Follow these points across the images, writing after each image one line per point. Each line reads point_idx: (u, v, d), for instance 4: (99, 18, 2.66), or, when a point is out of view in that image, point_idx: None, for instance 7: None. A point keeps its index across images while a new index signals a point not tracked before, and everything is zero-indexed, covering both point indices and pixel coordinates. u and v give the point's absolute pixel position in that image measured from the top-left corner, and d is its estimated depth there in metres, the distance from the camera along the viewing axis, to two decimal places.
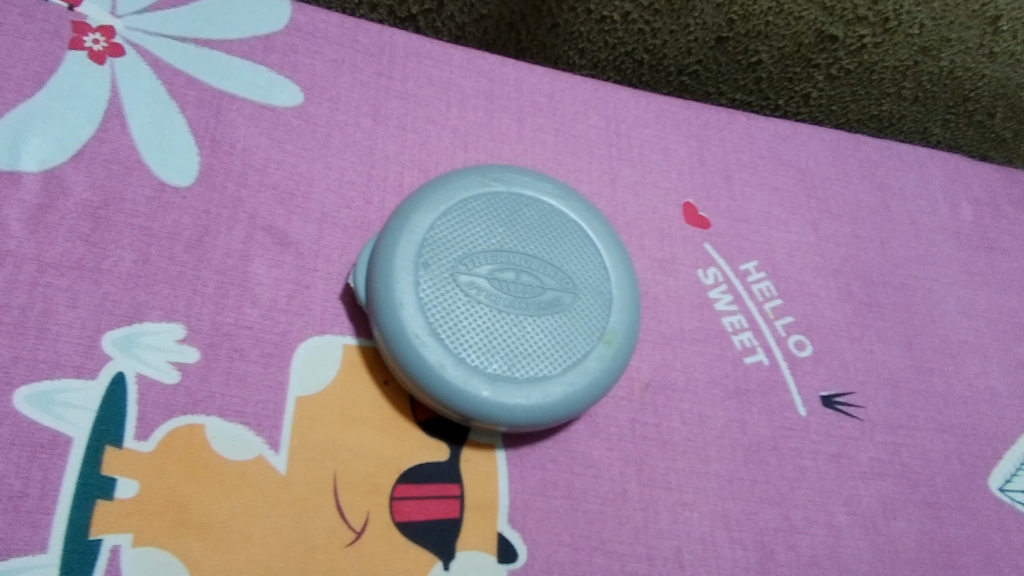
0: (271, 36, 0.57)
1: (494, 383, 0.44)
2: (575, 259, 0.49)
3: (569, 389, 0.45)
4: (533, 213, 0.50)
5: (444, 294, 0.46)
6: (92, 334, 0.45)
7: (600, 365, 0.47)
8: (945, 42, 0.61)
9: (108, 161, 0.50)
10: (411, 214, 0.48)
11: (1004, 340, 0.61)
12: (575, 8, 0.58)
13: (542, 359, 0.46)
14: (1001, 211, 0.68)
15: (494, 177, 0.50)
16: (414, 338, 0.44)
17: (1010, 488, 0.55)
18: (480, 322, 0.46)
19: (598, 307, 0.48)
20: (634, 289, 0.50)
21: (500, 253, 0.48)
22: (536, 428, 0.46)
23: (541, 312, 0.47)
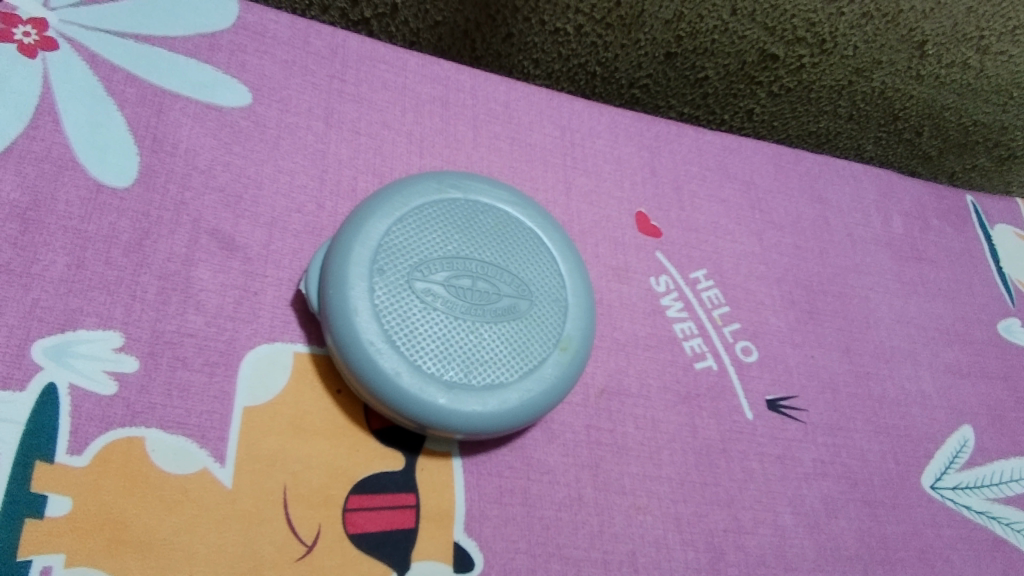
0: (217, 34, 0.56)
1: (450, 391, 0.44)
2: (531, 266, 0.49)
3: (525, 396, 0.46)
4: (489, 220, 0.50)
5: (399, 301, 0.45)
6: (19, 342, 0.42)
7: (556, 373, 0.47)
8: (876, 64, 0.65)
9: (39, 159, 0.47)
10: (365, 219, 0.47)
11: (933, 346, 0.65)
12: (529, 19, 0.59)
13: (498, 366, 0.46)
14: (929, 223, 0.72)
15: (450, 183, 0.50)
16: (370, 346, 0.44)
17: (940, 485, 0.58)
18: (436, 329, 0.45)
19: (555, 314, 0.48)
20: (590, 297, 0.50)
21: (456, 260, 0.48)
22: (493, 436, 0.46)
23: (497, 319, 0.47)
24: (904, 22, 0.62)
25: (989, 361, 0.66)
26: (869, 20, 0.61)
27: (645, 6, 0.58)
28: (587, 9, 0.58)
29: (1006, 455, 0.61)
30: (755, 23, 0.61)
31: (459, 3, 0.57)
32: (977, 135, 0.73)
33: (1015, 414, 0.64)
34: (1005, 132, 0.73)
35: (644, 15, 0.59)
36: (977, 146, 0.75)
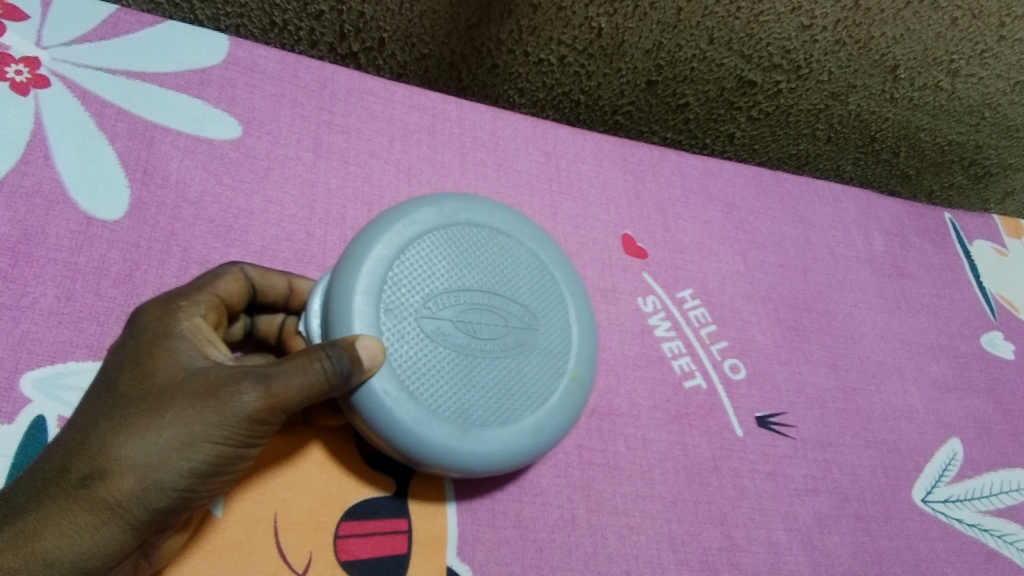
0: (207, 69, 0.57)
1: (467, 433, 0.44)
2: (535, 292, 0.50)
3: (540, 428, 0.46)
4: (491, 247, 0.49)
5: (409, 342, 0.45)
6: (8, 374, 0.43)
7: (566, 403, 0.48)
8: (851, 88, 0.67)
9: (30, 194, 0.49)
10: (368, 255, 0.46)
11: (919, 360, 0.66)
12: (513, 51, 0.60)
13: (511, 403, 0.46)
14: (909, 241, 0.74)
15: (446, 208, 0.49)
16: (382, 393, 0.43)
17: (932, 498, 0.59)
18: (448, 369, 0.45)
19: (562, 341, 0.49)
20: (591, 320, 0.52)
21: (462, 293, 0.47)
22: (509, 470, 0.46)
23: (507, 354, 0.47)
24: (876, 48, 0.63)
25: (973, 374, 0.67)
26: (842, 48, 0.63)
27: (625, 37, 0.60)
28: (569, 40, 0.60)
29: (994, 467, 0.62)
30: (732, 52, 0.62)
31: (445, 36, 0.59)
32: (952, 154, 0.76)
33: (1002, 426, 0.65)
34: (979, 151, 0.76)
35: (624, 45, 0.61)
36: (953, 164, 0.77)
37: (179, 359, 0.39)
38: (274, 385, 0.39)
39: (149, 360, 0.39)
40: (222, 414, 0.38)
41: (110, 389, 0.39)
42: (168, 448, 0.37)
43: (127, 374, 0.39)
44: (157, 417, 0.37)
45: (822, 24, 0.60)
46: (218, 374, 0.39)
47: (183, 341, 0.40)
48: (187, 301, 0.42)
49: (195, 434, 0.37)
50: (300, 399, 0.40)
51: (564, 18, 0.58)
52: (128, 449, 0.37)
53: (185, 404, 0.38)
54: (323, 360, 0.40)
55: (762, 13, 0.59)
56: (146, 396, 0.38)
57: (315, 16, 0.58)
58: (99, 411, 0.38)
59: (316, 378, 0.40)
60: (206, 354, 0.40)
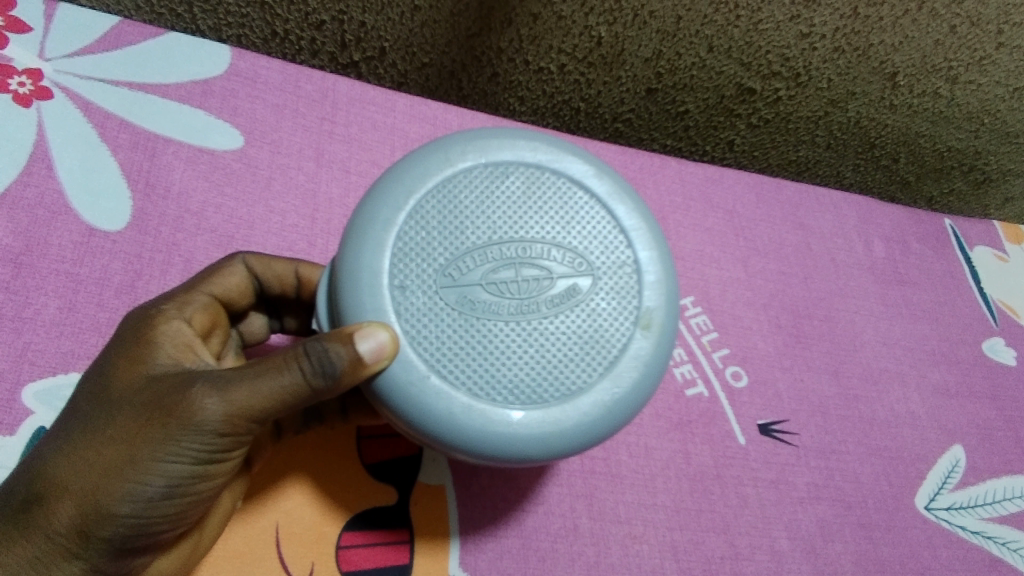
0: (209, 80, 0.57)
1: (521, 415, 0.38)
2: (583, 230, 0.41)
3: (611, 395, 0.39)
4: (517, 184, 0.41)
5: (435, 320, 0.38)
6: (11, 385, 0.44)
7: (643, 356, 0.40)
8: (850, 95, 0.67)
9: (32, 206, 0.49)
10: (372, 228, 0.40)
11: (921, 367, 0.66)
12: (514, 60, 0.61)
13: (571, 370, 0.39)
14: (909, 247, 0.74)
15: (458, 149, 0.42)
16: (406, 385, 0.38)
17: (935, 506, 0.58)
18: (487, 342, 0.38)
19: (626, 283, 0.41)
20: (663, 247, 0.43)
21: (492, 247, 0.40)
22: (582, 451, 0.40)
23: (557, 311, 0.39)
24: (875, 55, 0.63)
25: (975, 380, 0.67)
26: (841, 55, 0.63)
27: (625, 46, 0.60)
28: (569, 49, 0.60)
29: (997, 474, 0.62)
30: (731, 59, 0.62)
31: (445, 46, 0.59)
32: (952, 160, 0.76)
33: (1005, 433, 0.64)
34: (979, 157, 0.76)
35: (624, 54, 0.61)
36: (953, 170, 0.77)
37: (136, 369, 0.38)
38: (232, 395, 0.36)
39: (109, 372, 0.38)
40: (174, 427, 0.36)
41: (71, 405, 0.39)
42: (119, 461, 0.36)
43: (87, 388, 0.39)
44: (114, 428, 0.36)
45: (820, 32, 0.60)
46: (180, 383, 0.37)
47: (162, 347, 0.39)
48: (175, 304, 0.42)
49: (144, 449, 0.36)
50: (264, 411, 0.37)
51: (564, 27, 0.58)
52: (83, 462, 0.36)
53: (129, 420, 0.36)
54: (300, 365, 0.37)
55: (761, 22, 0.59)
56: (99, 411, 0.37)
57: (316, 26, 0.57)
58: (68, 418, 0.38)
59: (285, 387, 0.37)
60: (181, 363, 0.39)
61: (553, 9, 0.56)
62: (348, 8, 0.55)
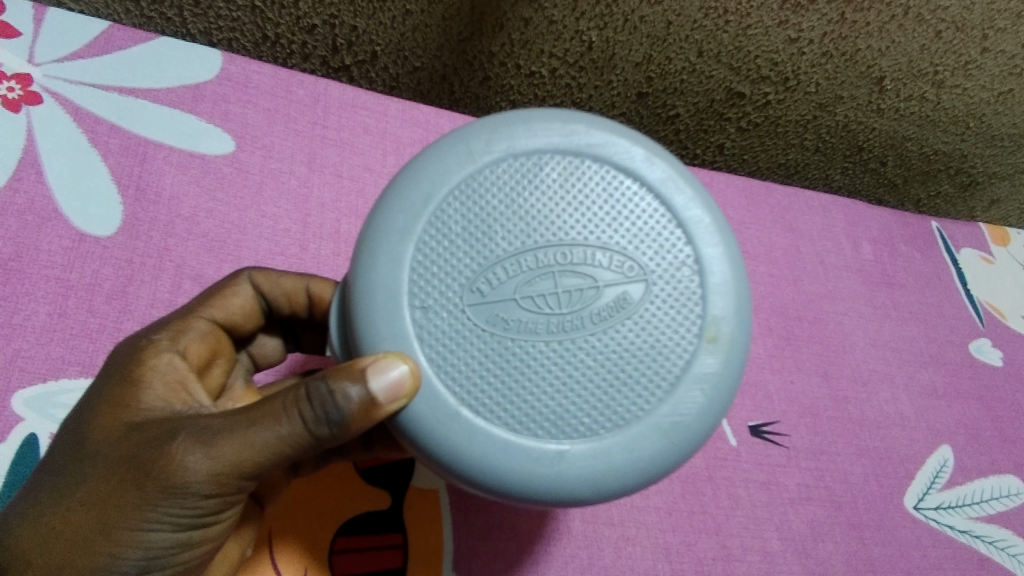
0: (200, 85, 0.57)
1: (568, 449, 0.36)
2: (634, 228, 0.38)
3: (672, 424, 0.36)
4: (552, 175, 0.38)
5: (463, 344, 0.37)
6: (1, 393, 0.44)
7: (708, 374, 0.37)
8: (838, 99, 0.68)
9: (22, 211, 0.49)
10: (388, 240, 0.37)
11: (909, 368, 0.66)
12: (505, 64, 0.61)
13: (622, 394, 0.36)
14: (897, 249, 0.75)
15: (483, 140, 0.38)
16: (434, 424, 0.36)
17: (924, 506, 0.59)
18: (521, 364, 0.36)
19: (687, 289, 0.38)
20: (729, 242, 0.39)
21: (526, 255, 0.37)
22: (639, 489, 0.37)
23: (603, 325, 0.37)
24: (862, 60, 0.63)
25: (963, 381, 0.68)
26: (828, 60, 0.63)
27: (615, 50, 0.61)
28: (560, 53, 0.60)
29: (985, 474, 0.62)
30: (721, 64, 0.63)
31: (437, 50, 0.59)
32: (939, 163, 0.77)
33: (991, 432, 0.65)
34: (965, 160, 0.77)
35: (615, 58, 0.61)
36: (940, 173, 0.78)
37: (122, 417, 0.37)
38: (220, 448, 0.35)
39: (93, 421, 0.37)
40: (157, 483, 0.35)
41: (53, 457, 0.38)
42: (99, 519, 0.35)
43: (70, 439, 0.37)
44: (91, 489, 0.35)
45: (808, 36, 0.61)
46: (165, 434, 0.36)
47: (153, 388, 0.38)
48: (172, 334, 0.42)
49: (125, 506, 0.35)
50: (255, 464, 0.35)
51: (555, 32, 0.58)
52: (63, 516, 0.35)
53: (108, 482, 0.35)
54: (299, 412, 0.35)
55: (750, 27, 0.60)
56: (79, 467, 0.36)
57: (307, 30, 0.57)
58: (50, 466, 0.37)
59: (280, 438, 0.35)
60: (172, 406, 0.38)
61: (543, 14, 0.57)
62: (339, 12, 0.55)
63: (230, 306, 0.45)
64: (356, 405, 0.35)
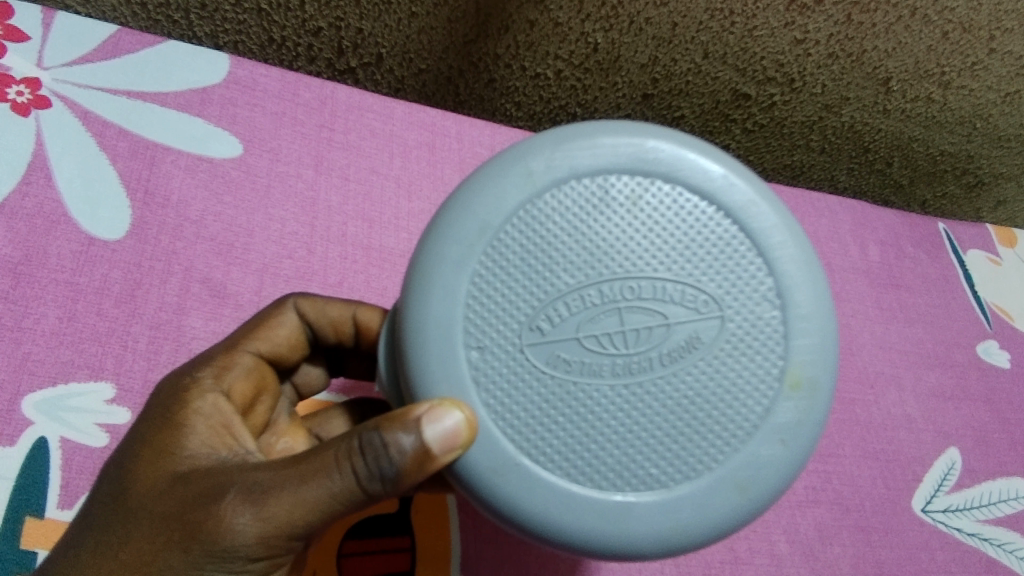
0: (207, 88, 0.57)
1: (634, 502, 0.36)
2: (709, 259, 0.37)
3: (745, 475, 0.36)
4: (620, 200, 0.37)
5: (521, 384, 0.37)
6: (12, 396, 0.44)
7: (786, 420, 0.37)
8: (844, 101, 0.68)
9: (31, 215, 0.49)
10: (442, 275, 0.37)
11: (916, 370, 0.66)
12: (511, 66, 0.61)
13: (692, 441, 0.36)
14: (904, 251, 0.74)
15: (544, 160, 0.37)
16: (493, 472, 0.36)
17: (932, 508, 0.59)
18: (582, 404, 0.36)
19: (766, 327, 0.37)
20: (814, 272, 0.38)
21: (591, 289, 0.37)
22: (706, 544, 0.37)
23: (672, 364, 0.37)
24: (869, 61, 0.63)
25: (970, 383, 0.67)
26: (834, 61, 0.63)
27: (621, 52, 0.61)
28: (566, 55, 0.60)
29: (993, 476, 0.62)
30: (726, 65, 0.63)
31: (442, 52, 0.59)
32: (945, 164, 0.77)
33: (999, 435, 0.65)
34: (972, 161, 0.77)
35: (621, 59, 0.61)
36: (946, 174, 0.78)
37: (166, 468, 0.37)
38: (269, 507, 0.34)
39: (136, 472, 0.37)
40: (204, 546, 0.34)
41: (95, 505, 0.37)
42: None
43: (113, 488, 0.37)
44: (134, 548, 0.35)
45: (814, 38, 0.61)
46: (210, 492, 0.35)
47: (197, 436, 0.38)
48: (217, 373, 0.42)
49: (169, 568, 0.34)
50: (304, 523, 0.35)
51: (561, 33, 0.58)
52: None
53: (152, 540, 0.35)
54: (352, 466, 0.35)
55: (756, 28, 0.60)
56: (121, 522, 0.36)
57: (313, 33, 0.58)
58: (91, 520, 0.37)
59: (331, 495, 0.35)
60: (217, 456, 0.38)
61: (549, 16, 0.57)
62: (345, 14, 0.56)
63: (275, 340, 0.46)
64: (410, 457, 0.35)
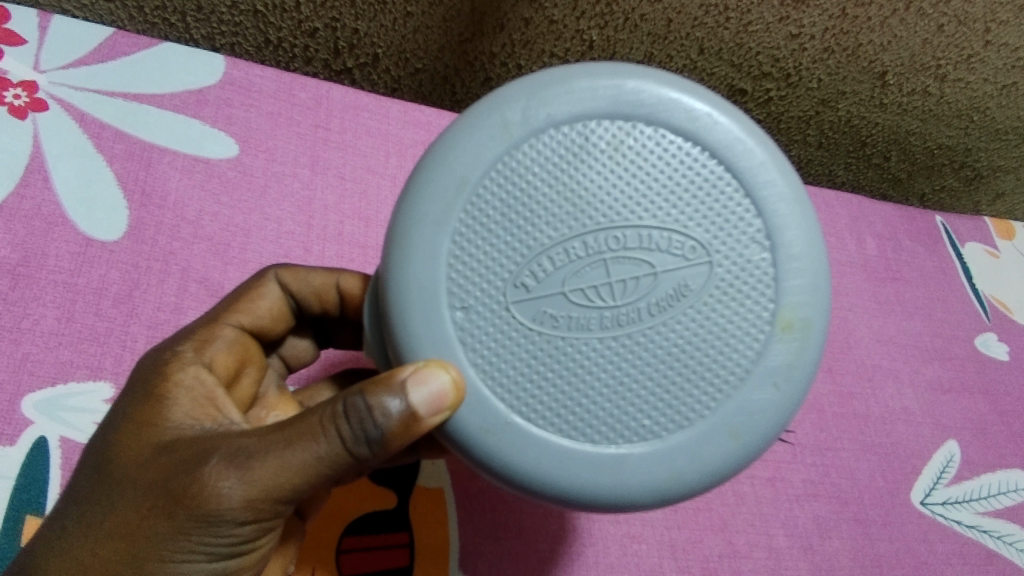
0: (203, 89, 0.57)
1: (628, 454, 0.37)
2: (695, 203, 0.37)
3: (738, 420, 0.37)
4: (602, 147, 0.37)
5: (509, 343, 0.37)
6: (11, 396, 0.44)
7: (778, 362, 0.37)
8: (840, 95, 0.68)
9: (29, 217, 0.49)
10: (424, 236, 0.37)
11: (914, 363, 0.66)
12: (506, 64, 0.61)
13: (683, 389, 0.37)
14: (901, 244, 0.74)
15: (521, 110, 0.37)
16: (484, 432, 0.37)
17: (931, 501, 0.59)
18: (570, 360, 0.37)
19: (756, 270, 0.37)
20: (803, 210, 0.38)
21: (577, 239, 0.37)
22: (703, 491, 0.38)
23: (660, 314, 0.37)
24: (864, 55, 0.63)
25: (969, 376, 0.67)
26: (830, 55, 0.63)
27: (616, 49, 0.61)
28: (561, 53, 0.60)
29: (992, 468, 0.62)
30: (722, 61, 0.63)
31: (438, 51, 0.60)
32: (943, 157, 0.77)
33: (998, 427, 0.65)
34: (969, 154, 0.77)
35: (616, 57, 0.61)
36: (944, 168, 0.78)
37: (151, 438, 0.37)
38: (255, 471, 0.35)
39: (122, 443, 0.38)
40: (190, 511, 0.34)
41: (86, 478, 0.38)
42: (133, 547, 0.35)
43: (102, 461, 0.38)
44: (124, 517, 0.35)
45: (809, 32, 0.61)
46: (196, 457, 0.35)
47: (179, 406, 0.38)
48: (198, 345, 0.42)
49: (159, 534, 0.35)
50: (291, 486, 0.35)
51: (556, 31, 0.58)
52: (96, 543, 0.36)
53: (139, 508, 0.35)
54: (337, 429, 0.35)
55: (751, 23, 0.60)
56: (111, 493, 0.36)
57: (309, 34, 0.58)
58: (81, 495, 0.37)
59: (317, 458, 0.35)
60: (200, 424, 0.38)
61: (544, 14, 0.57)
62: (341, 15, 0.56)
63: (262, 313, 0.46)
64: (394, 419, 0.35)
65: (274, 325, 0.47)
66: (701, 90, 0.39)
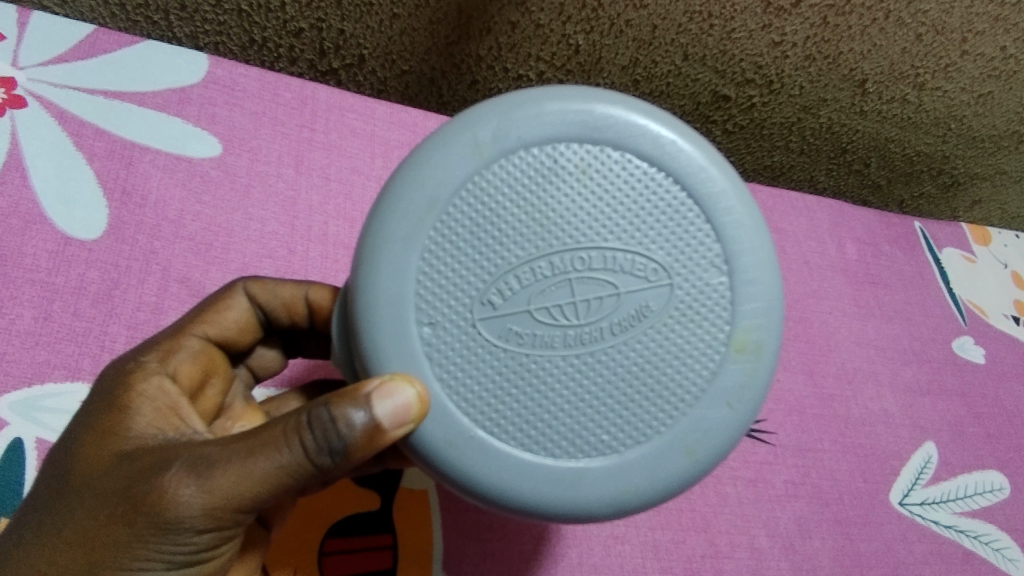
0: (186, 88, 0.57)
1: (587, 467, 0.37)
2: (658, 226, 0.38)
3: (694, 439, 0.37)
4: (568, 169, 0.37)
5: (475, 359, 0.37)
6: None
7: (732, 384, 0.38)
8: (822, 101, 0.68)
9: (7, 215, 0.48)
10: (391, 251, 0.37)
11: (893, 366, 0.67)
12: (493, 67, 0.61)
13: (641, 408, 0.37)
14: (881, 249, 0.76)
15: (492, 130, 0.37)
16: (449, 446, 0.37)
17: (909, 501, 0.60)
18: (534, 377, 0.37)
19: (713, 294, 0.38)
20: (761, 238, 0.39)
21: (541, 259, 0.37)
22: (658, 504, 0.39)
23: (622, 334, 0.37)
24: (845, 63, 0.64)
25: (946, 378, 0.68)
26: (812, 62, 0.64)
27: (602, 53, 0.61)
28: (547, 57, 0.61)
29: (969, 469, 0.63)
30: (706, 67, 0.64)
31: (425, 53, 0.60)
32: (922, 164, 0.78)
33: (974, 428, 0.66)
34: (946, 161, 0.78)
35: (602, 62, 0.62)
36: (922, 174, 0.79)
37: (111, 447, 0.37)
38: (215, 480, 0.34)
39: (82, 451, 0.37)
40: (149, 519, 0.34)
41: (43, 487, 0.37)
42: (88, 555, 0.34)
43: (60, 470, 0.37)
44: (81, 525, 0.35)
45: (791, 40, 0.62)
46: (157, 464, 0.35)
47: (142, 414, 0.38)
48: (164, 354, 0.42)
49: (116, 543, 0.34)
50: (252, 494, 0.35)
51: (542, 35, 0.59)
52: (51, 552, 0.35)
53: (96, 516, 0.35)
54: (300, 439, 0.35)
55: (734, 31, 0.60)
56: (68, 502, 0.36)
57: (294, 34, 0.57)
58: (38, 502, 0.37)
59: (279, 467, 0.35)
60: (161, 434, 0.38)
61: (530, 18, 0.57)
62: (327, 15, 0.56)
63: (229, 325, 0.46)
64: (359, 431, 0.35)
65: (240, 336, 0.47)
66: (668, 119, 0.39)
